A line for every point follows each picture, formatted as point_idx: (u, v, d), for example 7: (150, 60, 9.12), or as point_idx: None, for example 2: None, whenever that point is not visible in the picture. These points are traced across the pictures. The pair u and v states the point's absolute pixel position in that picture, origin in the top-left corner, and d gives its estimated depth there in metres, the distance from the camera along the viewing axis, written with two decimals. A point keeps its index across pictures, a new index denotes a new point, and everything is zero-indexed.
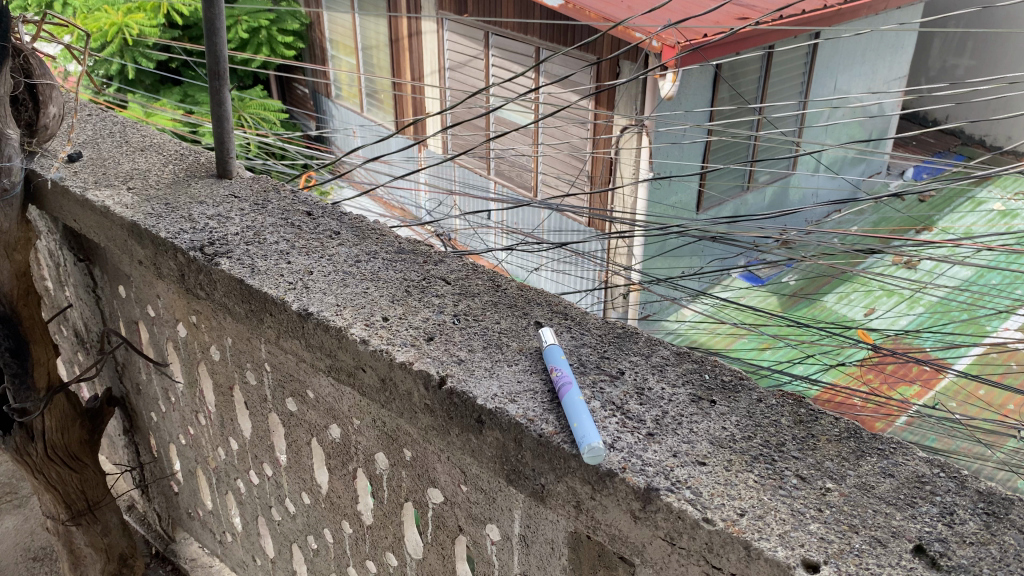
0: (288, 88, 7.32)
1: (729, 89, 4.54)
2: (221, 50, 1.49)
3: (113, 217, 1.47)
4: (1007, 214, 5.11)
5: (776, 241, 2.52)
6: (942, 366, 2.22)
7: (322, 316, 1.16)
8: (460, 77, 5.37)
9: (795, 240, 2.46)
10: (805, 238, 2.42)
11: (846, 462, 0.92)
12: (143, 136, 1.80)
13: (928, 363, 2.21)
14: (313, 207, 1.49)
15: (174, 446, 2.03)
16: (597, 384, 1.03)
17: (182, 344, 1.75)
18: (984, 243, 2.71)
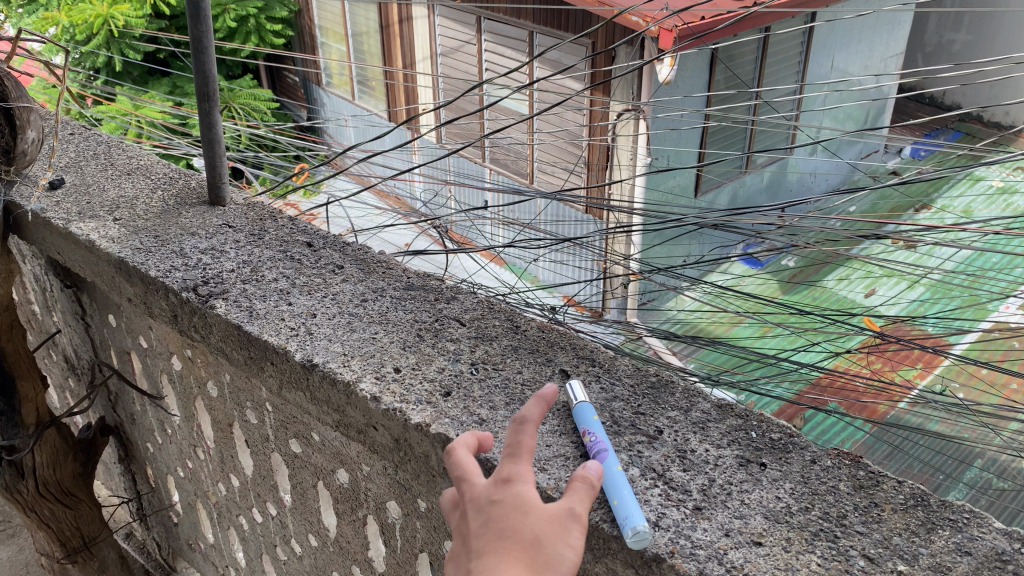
0: (279, 77, 7.17)
1: (725, 72, 4.41)
2: (210, 70, 1.38)
3: (98, 252, 1.37)
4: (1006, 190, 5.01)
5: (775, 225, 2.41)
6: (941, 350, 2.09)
7: (328, 368, 1.07)
8: (453, 64, 5.24)
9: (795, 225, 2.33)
10: (807, 224, 2.30)
11: (917, 537, 0.83)
12: (130, 157, 1.70)
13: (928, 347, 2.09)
14: (313, 237, 1.40)
15: (172, 478, 1.94)
16: (635, 446, 0.94)
17: (177, 378, 1.65)
18: (991, 227, 2.60)
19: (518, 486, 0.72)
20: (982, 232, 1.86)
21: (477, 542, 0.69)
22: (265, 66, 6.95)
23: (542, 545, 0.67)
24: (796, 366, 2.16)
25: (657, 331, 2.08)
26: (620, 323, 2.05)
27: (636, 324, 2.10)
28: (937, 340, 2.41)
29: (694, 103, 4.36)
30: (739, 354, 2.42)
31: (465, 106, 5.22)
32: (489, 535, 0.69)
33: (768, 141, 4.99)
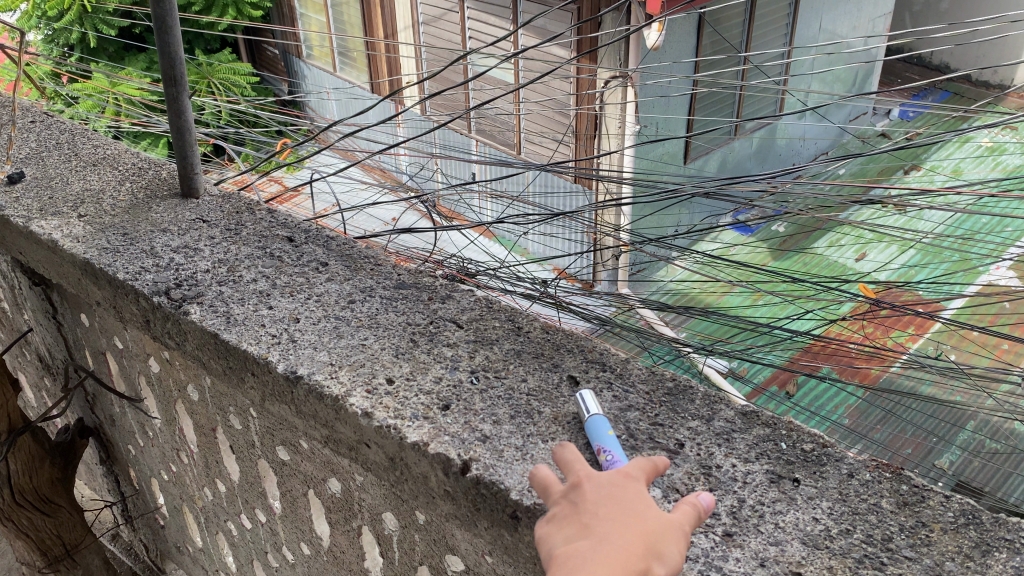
0: (258, 50, 6.98)
1: (713, 35, 4.28)
2: (176, 52, 1.27)
3: (62, 254, 1.27)
4: (994, 148, 4.91)
5: (767, 191, 2.30)
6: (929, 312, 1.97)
7: (314, 381, 0.98)
8: (436, 32, 5.09)
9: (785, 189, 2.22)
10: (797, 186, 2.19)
11: (972, 562, 0.75)
12: (96, 146, 1.58)
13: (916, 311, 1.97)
14: (294, 231, 1.30)
15: (156, 481, 1.84)
16: (655, 463, 0.86)
17: (155, 381, 1.56)
18: (984, 187, 2.49)
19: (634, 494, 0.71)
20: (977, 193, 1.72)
21: (595, 522, 0.67)
22: (244, 40, 6.77)
23: (658, 542, 0.66)
24: (788, 333, 2.06)
25: (650, 303, 1.96)
26: (613, 297, 1.93)
27: (629, 297, 1.99)
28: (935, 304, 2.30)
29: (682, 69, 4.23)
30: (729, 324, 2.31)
31: (450, 77, 5.09)
32: (606, 513, 0.67)
33: (758, 106, 4.88)
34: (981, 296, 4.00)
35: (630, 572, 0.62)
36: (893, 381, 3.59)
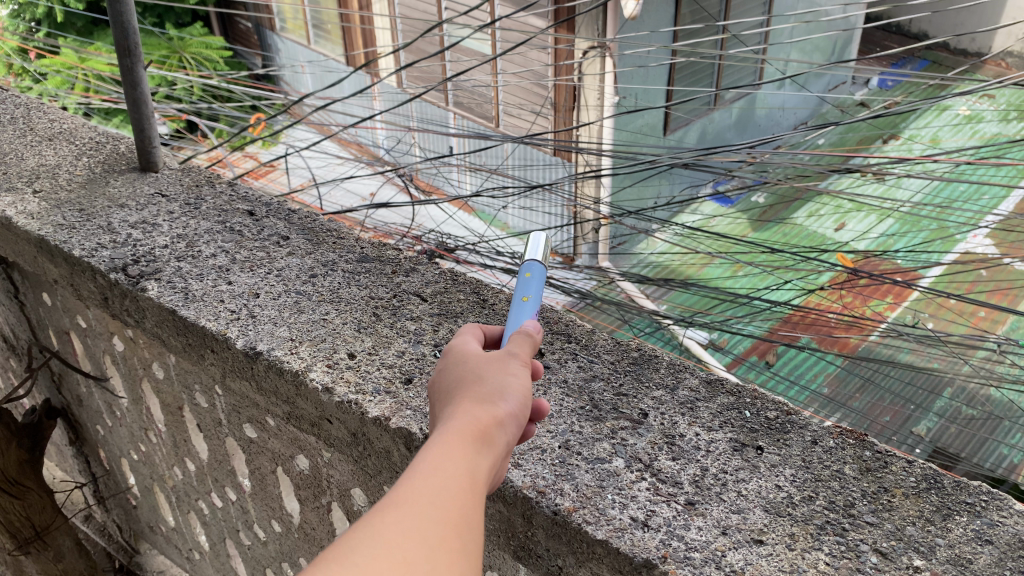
0: (230, 24, 6.87)
1: (691, 4, 4.23)
2: (129, 21, 1.23)
3: (16, 231, 1.24)
4: (973, 116, 4.91)
5: (745, 162, 2.28)
6: (911, 282, 1.97)
7: (273, 356, 0.96)
8: (410, 3, 5.01)
9: (764, 159, 2.20)
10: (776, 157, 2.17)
11: (932, 526, 0.75)
12: (52, 120, 1.54)
13: (898, 281, 1.96)
14: (255, 205, 1.28)
15: (125, 460, 1.82)
16: (618, 433, 0.86)
17: (120, 360, 1.53)
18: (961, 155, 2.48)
19: (486, 442, 0.52)
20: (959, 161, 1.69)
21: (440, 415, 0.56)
22: (215, 13, 6.65)
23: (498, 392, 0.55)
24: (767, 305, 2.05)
25: (630, 277, 1.95)
26: (592, 271, 1.92)
27: (609, 269, 1.97)
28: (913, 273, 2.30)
29: (660, 39, 4.19)
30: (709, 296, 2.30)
31: (426, 49, 5.03)
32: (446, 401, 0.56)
33: (736, 75, 4.85)
34: (960, 264, 4.03)
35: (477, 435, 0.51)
36: (873, 351, 3.61)
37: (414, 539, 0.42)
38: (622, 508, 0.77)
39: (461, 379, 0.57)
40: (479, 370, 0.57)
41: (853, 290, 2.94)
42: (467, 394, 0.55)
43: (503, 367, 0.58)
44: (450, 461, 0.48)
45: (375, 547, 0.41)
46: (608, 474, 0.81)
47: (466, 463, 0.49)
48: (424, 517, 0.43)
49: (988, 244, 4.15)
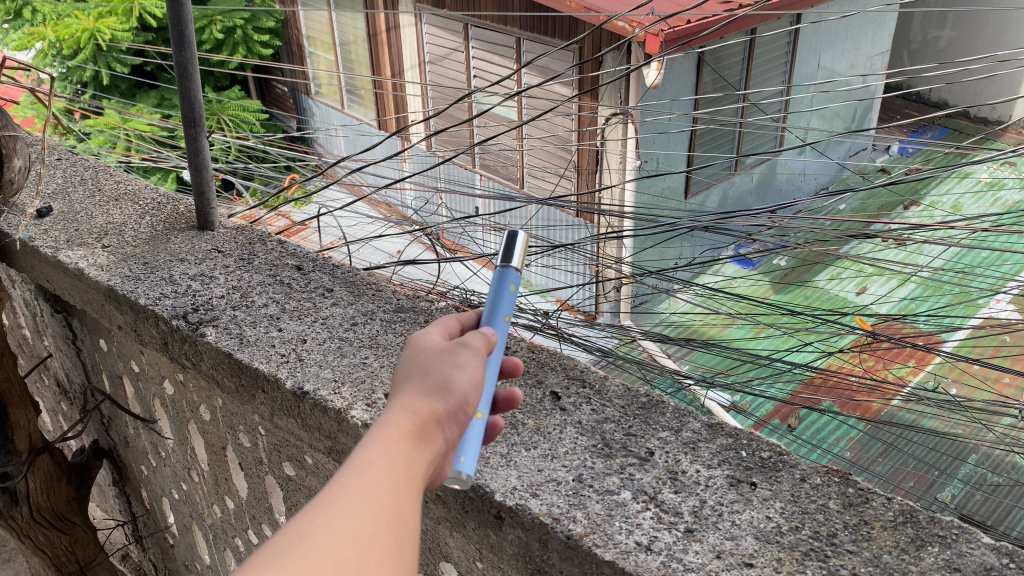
0: (268, 88, 7.18)
1: (712, 74, 4.39)
2: (195, 96, 1.38)
3: (87, 281, 1.38)
4: (993, 185, 4.99)
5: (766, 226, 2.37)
6: (932, 347, 2.02)
7: (319, 396, 1.07)
8: (441, 71, 5.25)
9: (784, 225, 2.29)
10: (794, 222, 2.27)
11: (906, 555, 0.83)
12: (119, 182, 1.70)
13: (919, 345, 2.02)
14: (302, 260, 1.41)
15: (166, 500, 1.93)
16: (626, 468, 0.96)
17: (169, 402, 1.65)
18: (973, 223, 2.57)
19: (423, 441, 0.59)
20: (975, 228, 1.77)
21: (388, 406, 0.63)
22: (253, 78, 6.96)
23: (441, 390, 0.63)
24: (788, 366, 2.12)
25: (651, 335, 2.04)
26: (614, 329, 2.02)
27: (631, 328, 2.06)
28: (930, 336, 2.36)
29: (682, 107, 4.35)
30: (732, 357, 2.37)
31: (455, 114, 5.24)
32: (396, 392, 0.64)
33: (756, 142, 4.99)
34: (981, 330, 4.06)
35: (413, 433, 0.59)
36: (896, 416, 3.62)
37: (343, 535, 0.50)
38: (627, 534, 0.87)
39: (411, 376, 0.64)
40: (426, 368, 0.64)
41: (873, 353, 2.99)
42: (413, 392, 0.62)
43: (451, 364, 0.65)
44: (384, 462, 0.56)
45: (308, 543, 0.49)
46: (616, 504, 0.90)
47: (400, 463, 0.57)
48: (355, 515, 0.51)
49: (1010, 310, 4.18)
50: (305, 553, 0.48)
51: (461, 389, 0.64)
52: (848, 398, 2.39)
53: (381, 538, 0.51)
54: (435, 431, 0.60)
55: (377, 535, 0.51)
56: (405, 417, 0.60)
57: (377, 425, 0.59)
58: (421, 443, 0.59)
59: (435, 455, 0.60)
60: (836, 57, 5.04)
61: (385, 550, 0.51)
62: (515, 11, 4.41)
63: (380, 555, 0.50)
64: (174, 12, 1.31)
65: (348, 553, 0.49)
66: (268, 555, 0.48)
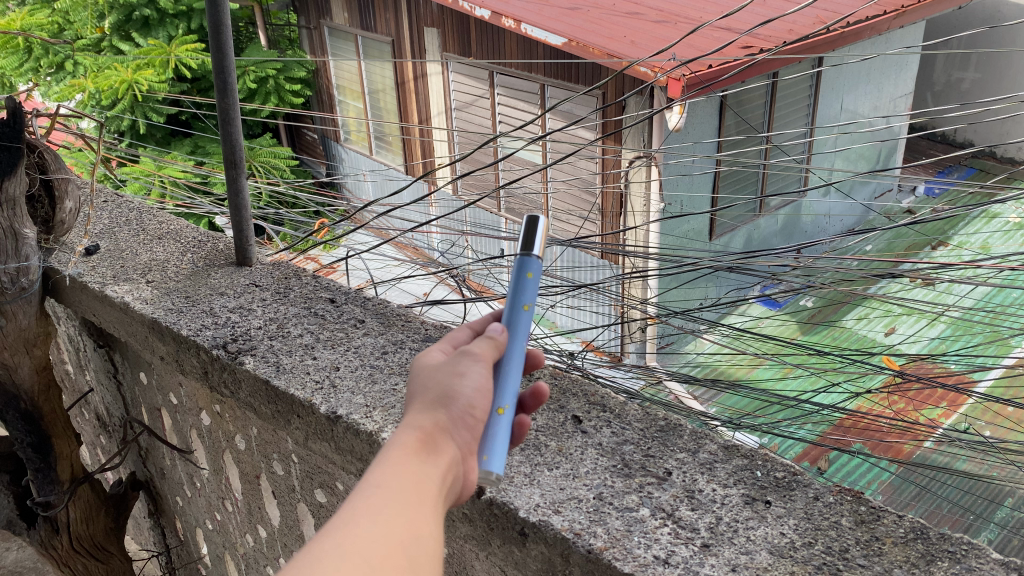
0: (298, 135, 7.37)
1: (735, 117, 4.45)
2: (237, 140, 1.47)
3: (132, 313, 1.45)
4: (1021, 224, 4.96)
5: (790, 265, 2.40)
6: (964, 387, 2.00)
7: (351, 419, 1.13)
8: (466, 117, 5.38)
9: (807, 264, 2.31)
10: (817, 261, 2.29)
11: (916, 569, 0.86)
12: (162, 222, 1.79)
13: (950, 385, 2.00)
14: (335, 293, 1.48)
15: (200, 530, 1.98)
16: (645, 487, 1.00)
17: (206, 433, 1.71)
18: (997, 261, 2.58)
19: (432, 452, 0.63)
20: (999, 267, 1.78)
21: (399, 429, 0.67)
22: (284, 126, 7.15)
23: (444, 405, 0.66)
24: (818, 408, 2.10)
25: (677, 376, 2.05)
26: (638, 368, 2.04)
27: (656, 369, 2.08)
28: (960, 376, 2.34)
29: (704, 148, 4.41)
30: (761, 398, 2.36)
31: (480, 158, 5.36)
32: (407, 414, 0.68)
33: (780, 183, 5.03)
34: (1014, 370, 4.00)
35: (417, 449, 0.62)
36: (929, 459, 3.55)
37: (357, 540, 0.53)
38: (646, 548, 0.91)
39: (417, 398, 0.68)
40: (436, 383, 0.68)
41: (903, 394, 2.96)
42: (422, 410, 0.66)
43: (452, 375, 0.69)
44: (397, 478, 0.60)
45: (326, 548, 0.52)
46: (635, 520, 0.95)
47: (411, 477, 0.60)
48: (369, 522, 0.55)
49: None
50: (323, 556, 0.52)
51: (465, 400, 0.67)
52: (877, 438, 2.37)
53: (397, 542, 0.54)
54: (442, 441, 0.64)
55: (393, 539, 0.54)
56: (412, 436, 0.64)
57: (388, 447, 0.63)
58: (431, 453, 0.62)
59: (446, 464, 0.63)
60: (858, 100, 5.10)
61: (401, 551, 0.54)
62: (540, 58, 4.53)
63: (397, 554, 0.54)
64: (219, 64, 1.40)
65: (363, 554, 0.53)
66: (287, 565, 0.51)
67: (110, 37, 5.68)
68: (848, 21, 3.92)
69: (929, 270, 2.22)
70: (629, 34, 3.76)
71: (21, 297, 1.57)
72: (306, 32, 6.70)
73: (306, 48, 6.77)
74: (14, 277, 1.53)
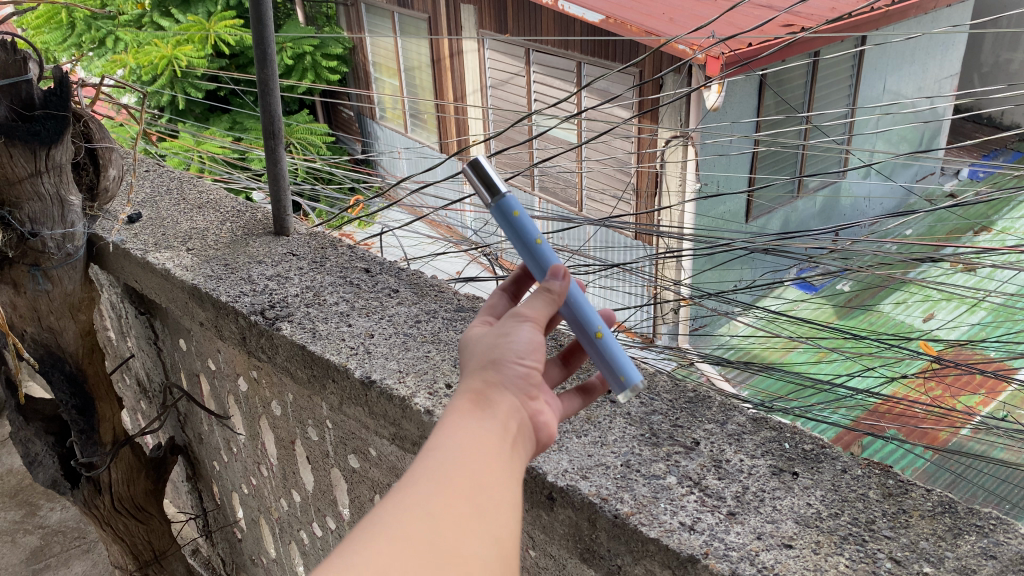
0: (335, 112, 7.43)
1: (774, 97, 4.38)
2: (275, 111, 1.49)
3: (173, 280, 1.49)
4: None
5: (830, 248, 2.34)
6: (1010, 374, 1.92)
7: (385, 384, 1.15)
8: (502, 95, 5.36)
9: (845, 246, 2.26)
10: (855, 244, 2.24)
11: (943, 542, 0.86)
12: (201, 192, 1.84)
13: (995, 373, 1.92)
14: (370, 263, 1.51)
15: (236, 494, 2.03)
16: (672, 456, 1.01)
17: (243, 398, 1.75)
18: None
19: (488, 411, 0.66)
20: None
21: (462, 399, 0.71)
22: (321, 103, 7.20)
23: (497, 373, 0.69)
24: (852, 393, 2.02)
25: (710, 357, 2.01)
26: (672, 350, 2.02)
27: (688, 350, 2.03)
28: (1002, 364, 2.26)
29: (742, 128, 4.35)
30: (793, 382, 2.31)
31: (514, 137, 5.36)
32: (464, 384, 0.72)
33: (820, 165, 4.95)
34: None
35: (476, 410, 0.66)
36: (967, 448, 3.44)
37: (417, 509, 0.55)
38: (672, 514, 0.92)
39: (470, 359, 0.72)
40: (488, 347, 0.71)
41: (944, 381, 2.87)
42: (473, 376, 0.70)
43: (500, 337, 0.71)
44: (457, 445, 0.62)
45: (391, 523, 0.54)
46: (661, 488, 0.96)
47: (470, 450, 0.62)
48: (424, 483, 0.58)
49: None
50: (393, 537, 0.52)
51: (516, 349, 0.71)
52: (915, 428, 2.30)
53: (456, 506, 0.57)
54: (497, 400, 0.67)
55: (453, 503, 0.57)
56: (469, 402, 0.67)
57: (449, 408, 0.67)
58: (485, 417, 0.65)
59: (505, 417, 0.67)
60: (903, 80, 4.99)
61: (460, 518, 0.56)
62: (576, 35, 4.50)
63: (463, 535, 0.55)
64: (258, 35, 1.42)
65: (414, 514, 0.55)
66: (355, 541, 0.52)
67: (150, 13, 5.76)
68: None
69: (971, 256, 2.15)
70: (668, 10, 3.71)
71: (67, 262, 1.61)
72: (342, 8, 6.69)
73: (343, 24, 6.79)
74: (60, 242, 1.57)
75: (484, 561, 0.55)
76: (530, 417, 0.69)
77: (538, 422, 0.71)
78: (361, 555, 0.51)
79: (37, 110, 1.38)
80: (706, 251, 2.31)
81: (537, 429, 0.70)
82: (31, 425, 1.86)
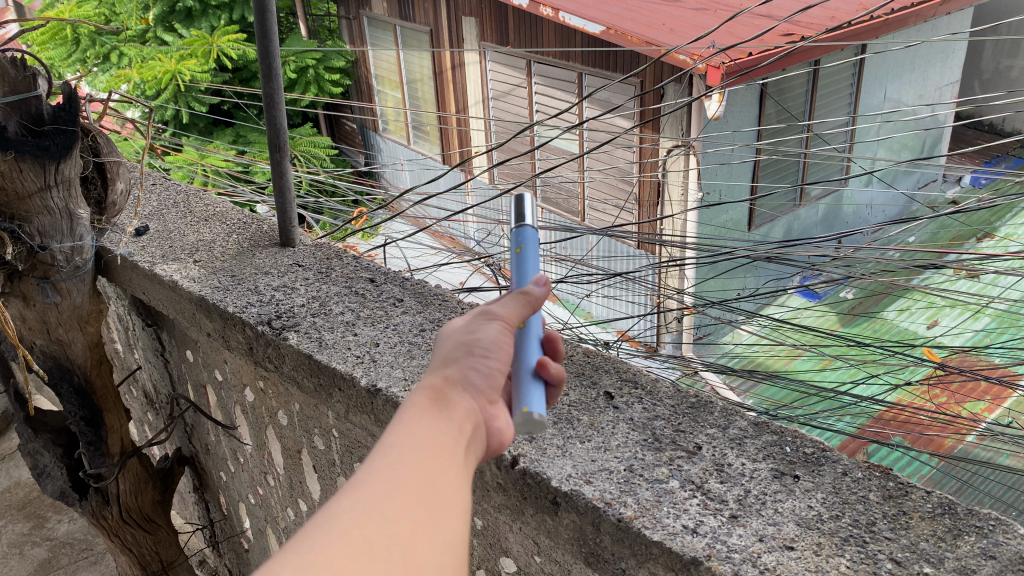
0: (337, 125, 7.49)
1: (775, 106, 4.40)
2: (281, 124, 1.51)
3: (180, 292, 1.51)
4: None
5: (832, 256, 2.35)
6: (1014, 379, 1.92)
7: (391, 392, 1.17)
8: (505, 106, 5.39)
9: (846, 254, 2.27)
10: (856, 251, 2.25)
11: (943, 543, 0.87)
12: (207, 205, 1.86)
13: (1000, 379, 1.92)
14: (375, 273, 1.53)
15: (243, 505, 2.05)
16: (675, 460, 1.03)
17: (249, 408, 1.77)
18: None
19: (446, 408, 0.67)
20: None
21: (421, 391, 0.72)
22: (324, 115, 7.25)
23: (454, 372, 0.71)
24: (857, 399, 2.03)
25: (714, 366, 2.02)
26: (676, 359, 2.03)
27: (692, 359, 2.03)
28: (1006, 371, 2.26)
29: (744, 138, 4.37)
30: (797, 390, 2.31)
31: (516, 148, 5.39)
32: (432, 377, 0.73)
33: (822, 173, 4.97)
34: None
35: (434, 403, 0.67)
36: (973, 454, 3.43)
37: (379, 509, 0.55)
38: (675, 518, 0.93)
39: (438, 354, 0.74)
40: (451, 341, 0.75)
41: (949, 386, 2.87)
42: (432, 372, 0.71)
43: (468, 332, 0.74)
44: (410, 442, 0.62)
45: (343, 523, 0.53)
46: (665, 492, 0.97)
47: (425, 434, 0.63)
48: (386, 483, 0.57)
49: None
50: (348, 528, 0.53)
51: (480, 348, 0.74)
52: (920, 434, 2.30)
53: (410, 497, 0.57)
54: (455, 398, 0.68)
55: (408, 502, 0.56)
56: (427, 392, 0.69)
57: (401, 406, 0.67)
58: (447, 409, 0.67)
59: (462, 417, 0.68)
60: (903, 88, 5.01)
61: (414, 518, 0.55)
62: (578, 46, 4.52)
63: (418, 524, 0.55)
64: (263, 50, 1.44)
65: (378, 511, 0.55)
66: (302, 544, 0.51)
67: (154, 28, 5.81)
68: (891, 8, 3.86)
69: (974, 262, 2.15)
70: (668, 21, 3.74)
71: (75, 275, 1.63)
72: (345, 22, 6.76)
73: (346, 38, 6.84)
74: (69, 255, 1.59)
75: (440, 556, 0.55)
76: (485, 421, 0.70)
77: (493, 428, 0.71)
78: (315, 548, 0.51)
79: (46, 125, 1.40)
80: (708, 261, 2.32)
81: (490, 434, 0.70)
82: (40, 436, 1.88)
